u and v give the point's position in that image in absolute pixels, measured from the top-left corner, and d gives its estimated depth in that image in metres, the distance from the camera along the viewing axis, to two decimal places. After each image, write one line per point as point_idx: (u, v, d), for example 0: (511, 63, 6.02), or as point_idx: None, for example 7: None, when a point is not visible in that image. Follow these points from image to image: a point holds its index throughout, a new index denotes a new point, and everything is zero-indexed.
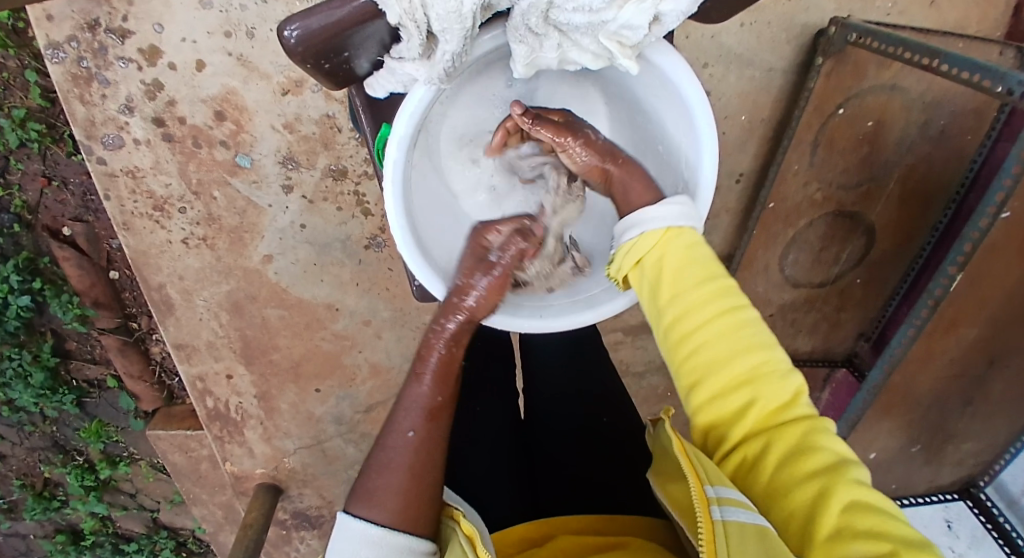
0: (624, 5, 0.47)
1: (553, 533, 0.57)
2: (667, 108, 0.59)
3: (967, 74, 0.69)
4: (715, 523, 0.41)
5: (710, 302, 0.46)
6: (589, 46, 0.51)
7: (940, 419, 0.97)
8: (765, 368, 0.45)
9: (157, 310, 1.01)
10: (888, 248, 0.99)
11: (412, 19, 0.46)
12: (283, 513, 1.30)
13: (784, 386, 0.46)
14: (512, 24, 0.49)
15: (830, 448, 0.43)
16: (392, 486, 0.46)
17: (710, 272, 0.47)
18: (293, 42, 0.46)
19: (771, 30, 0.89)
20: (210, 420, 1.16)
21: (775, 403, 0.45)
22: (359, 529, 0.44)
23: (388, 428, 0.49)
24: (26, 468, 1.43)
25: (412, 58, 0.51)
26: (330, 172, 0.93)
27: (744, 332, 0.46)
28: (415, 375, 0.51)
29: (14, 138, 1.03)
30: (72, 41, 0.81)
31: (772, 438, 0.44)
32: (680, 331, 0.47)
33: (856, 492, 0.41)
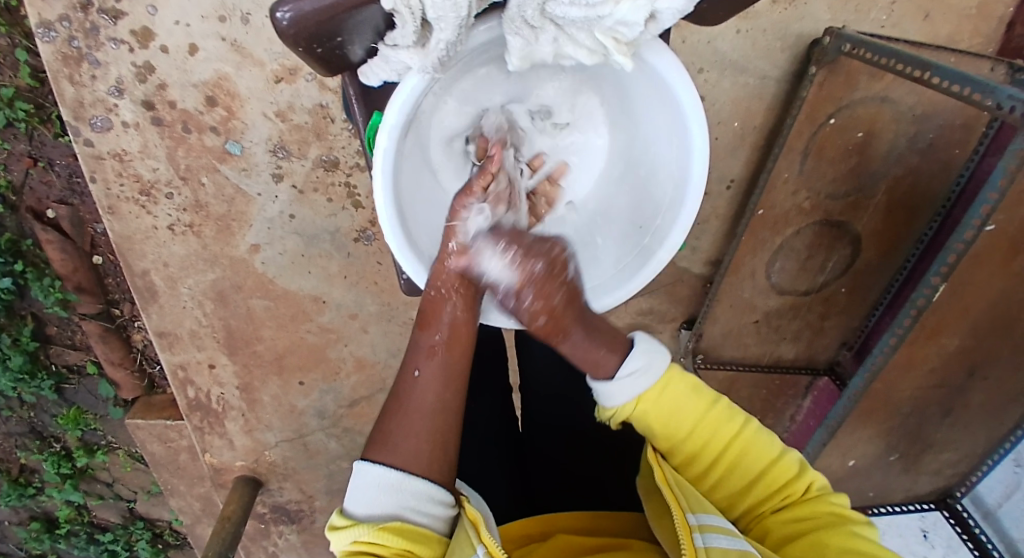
0: (622, 0, 0.46)
1: (552, 530, 0.56)
2: (661, 112, 0.60)
3: (957, 88, 0.70)
4: (698, 549, 0.42)
5: (716, 424, 0.50)
6: (585, 42, 0.51)
7: (918, 428, 0.97)
8: (778, 464, 0.50)
9: (140, 297, 1.00)
10: (872, 257, 1.00)
11: (407, 5, 0.46)
12: (261, 507, 1.29)
13: (796, 476, 0.50)
14: (507, 17, 0.49)
15: (836, 515, 0.48)
16: (401, 427, 0.47)
17: (706, 397, 0.51)
18: (285, 24, 0.46)
19: (766, 38, 0.89)
20: (191, 410, 1.14)
21: (781, 483, 0.50)
22: (377, 475, 0.44)
23: (398, 377, 0.49)
24: (2, 454, 1.40)
25: (406, 45, 0.50)
26: (322, 163, 0.92)
27: (750, 433, 0.51)
28: (418, 326, 0.50)
29: (1, 117, 1.01)
30: (63, 20, 0.80)
31: (789, 517, 0.49)
32: (693, 453, 0.50)
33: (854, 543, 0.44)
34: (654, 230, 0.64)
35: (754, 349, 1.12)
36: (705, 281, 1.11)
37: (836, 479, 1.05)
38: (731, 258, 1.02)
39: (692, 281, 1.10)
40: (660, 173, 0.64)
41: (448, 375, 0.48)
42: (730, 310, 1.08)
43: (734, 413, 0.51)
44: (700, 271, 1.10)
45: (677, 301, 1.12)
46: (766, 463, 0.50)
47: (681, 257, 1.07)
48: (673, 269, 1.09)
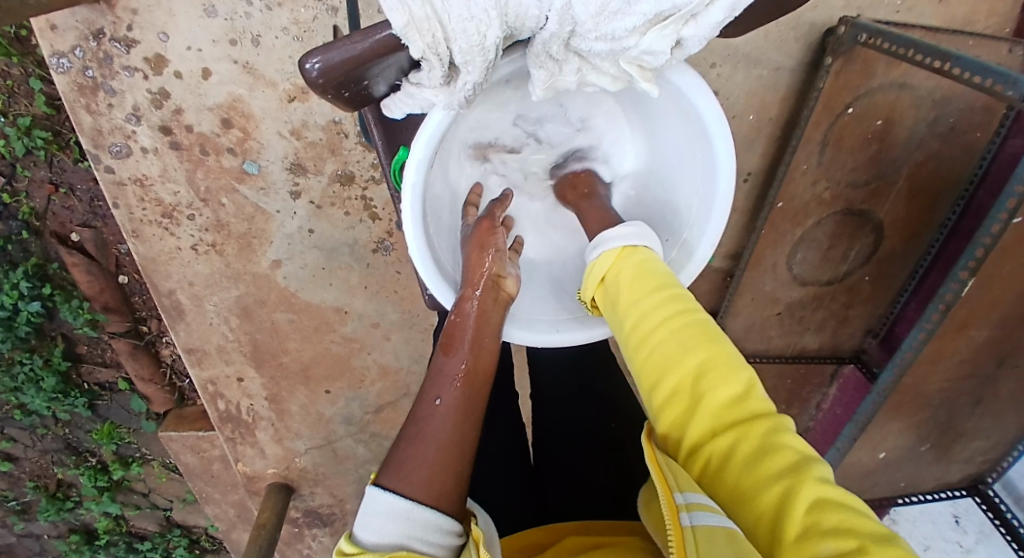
0: (647, 31, 0.46)
1: (560, 537, 0.56)
2: (687, 132, 0.60)
3: (980, 79, 0.69)
4: (684, 529, 0.38)
5: (660, 303, 0.47)
6: (609, 70, 0.50)
7: (950, 418, 0.97)
8: (719, 364, 0.42)
9: (167, 316, 1.02)
10: (897, 243, 0.99)
11: (435, 52, 0.45)
12: (295, 512, 1.32)
13: (742, 385, 0.41)
14: (532, 51, 0.49)
15: (791, 446, 0.37)
16: (421, 456, 0.42)
17: (659, 284, 0.48)
18: (314, 74, 0.46)
19: (779, 29, 0.88)
20: (222, 422, 1.17)
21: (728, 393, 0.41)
22: (385, 502, 0.39)
23: (416, 404, 0.46)
24: (39, 470, 1.45)
25: (432, 86, 0.49)
26: (337, 178, 0.93)
27: (697, 329, 0.44)
28: (442, 351, 0.49)
29: (21, 147, 1.03)
30: (76, 51, 0.80)
31: (728, 431, 0.39)
32: (640, 337, 0.46)
33: (820, 486, 0.34)
34: (681, 242, 0.63)
35: (778, 340, 1.11)
36: (726, 275, 1.10)
37: (867, 470, 1.04)
38: (751, 253, 1.01)
39: (710, 274, 1.10)
40: (684, 186, 0.64)
41: (471, 401, 0.46)
42: (752, 303, 1.07)
43: (688, 303, 0.46)
44: (720, 264, 1.09)
45: (698, 297, 1.12)
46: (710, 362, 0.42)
47: None
48: None
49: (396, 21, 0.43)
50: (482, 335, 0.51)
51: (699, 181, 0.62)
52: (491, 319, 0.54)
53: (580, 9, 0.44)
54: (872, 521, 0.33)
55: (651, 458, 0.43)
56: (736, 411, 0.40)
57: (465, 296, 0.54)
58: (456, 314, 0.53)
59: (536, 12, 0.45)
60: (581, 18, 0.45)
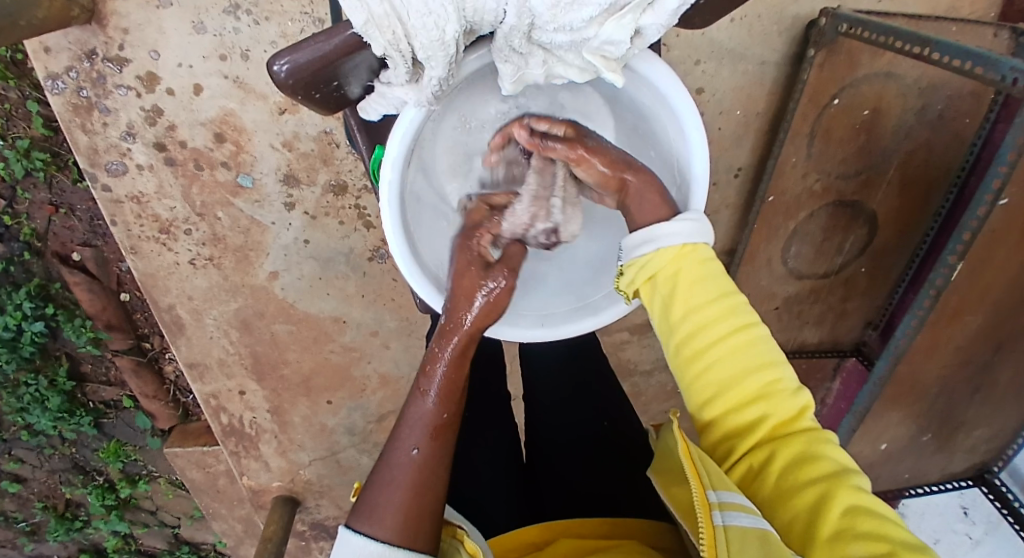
0: (605, 21, 0.47)
1: (554, 538, 0.56)
2: (662, 128, 0.60)
3: (960, 63, 0.69)
4: (717, 528, 0.41)
5: (717, 320, 0.47)
6: (574, 62, 0.52)
7: (950, 408, 0.96)
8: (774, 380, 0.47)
9: (168, 331, 1.03)
10: (890, 235, 0.99)
11: (396, 49, 0.47)
12: (301, 525, 1.32)
13: (793, 399, 0.47)
14: (495, 46, 0.50)
15: (834, 459, 0.45)
16: (393, 503, 0.44)
17: (723, 289, 0.48)
18: (282, 75, 0.48)
19: (762, 24, 0.89)
20: (225, 436, 1.17)
21: (779, 412, 0.47)
22: (361, 547, 0.42)
23: (389, 448, 0.47)
24: (47, 491, 1.45)
25: (400, 83, 0.51)
26: (330, 188, 0.94)
27: (756, 344, 0.48)
28: (419, 390, 0.49)
29: (20, 168, 1.05)
30: (71, 71, 0.82)
31: (781, 448, 0.46)
32: (700, 351, 0.47)
33: (857, 497, 0.42)
34: None
35: (778, 336, 1.11)
36: (723, 272, 1.11)
37: (869, 463, 1.03)
38: (746, 248, 1.01)
39: None
40: (664, 173, 0.63)
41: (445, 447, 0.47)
42: (750, 299, 1.07)
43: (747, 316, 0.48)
44: None
45: None
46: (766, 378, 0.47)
47: None
48: None
49: (356, 20, 0.44)
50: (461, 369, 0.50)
51: (676, 167, 0.61)
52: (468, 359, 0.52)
53: (538, 2, 0.45)
54: (901, 529, 0.41)
55: (686, 455, 0.46)
56: (784, 422, 0.47)
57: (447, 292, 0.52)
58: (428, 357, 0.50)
59: (494, 5, 0.46)
60: (539, 10, 0.46)
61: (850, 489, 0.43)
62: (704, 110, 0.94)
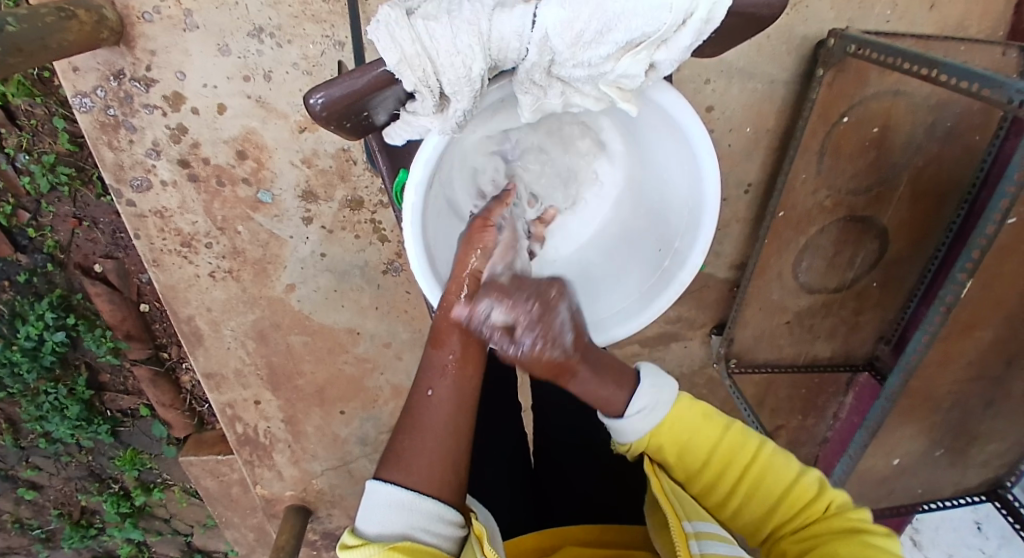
0: (622, 57, 0.50)
1: (560, 543, 0.57)
2: (676, 159, 0.62)
3: (967, 84, 0.70)
4: (692, 553, 0.44)
5: (704, 434, 0.52)
6: (591, 92, 0.54)
7: (961, 422, 0.96)
8: (785, 477, 0.51)
9: (187, 341, 1.05)
10: (903, 248, 1.00)
11: (426, 85, 0.50)
12: (313, 534, 1.34)
13: (806, 482, 0.50)
14: (517, 79, 0.52)
15: (851, 523, 0.47)
16: (418, 448, 0.45)
17: (709, 418, 0.53)
18: (318, 108, 0.50)
19: (772, 43, 0.90)
20: (241, 444, 1.19)
21: (795, 490, 0.50)
22: (390, 493, 0.43)
23: (411, 395, 0.49)
24: (63, 498, 1.48)
25: (426, 114, 0.53)
26: (347, 203, 0.97)
27: (744, 440, 0.52)
28: (432, 345, 0.50)
29: (45, 183, 1.09)
30: (98, 91, 0.85)
31: (807, 531, 0.48)
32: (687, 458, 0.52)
33: (872, 551, 0.44)
34: (674, 252, 0.65)
35: (788, 349, 1.11)
36: (732, 286, 1.12)
37: (879, 478, 1.03)
38: (756, 262, 1.01)
39: (718, 285, 1.11)
40: (674, 195, 0.65)
41: (462, 387, 0.49)
42: (760, 313, 1.07)
43: (746, 434, 0.53)
44: (725, 275, 1.11)
45: (706, 307, 1.13)
46: (774, 478, 0.51)
47: (704, 263, 1.09)
48: (697, 276, 1.10)
49: (389, 59, 0.48)
50: (469, 327, 0.51)
51: (687, 191, 0.63)
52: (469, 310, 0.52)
53: (557, 41, 0.48)
54: None
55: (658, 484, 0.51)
56: (799, 501, 0.49)
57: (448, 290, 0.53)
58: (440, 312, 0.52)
59: (517, 44, 0.49)
60: (559, 49, 0.48)
61: (863, 548, 0.44)
62: (713, 126, 0.96)
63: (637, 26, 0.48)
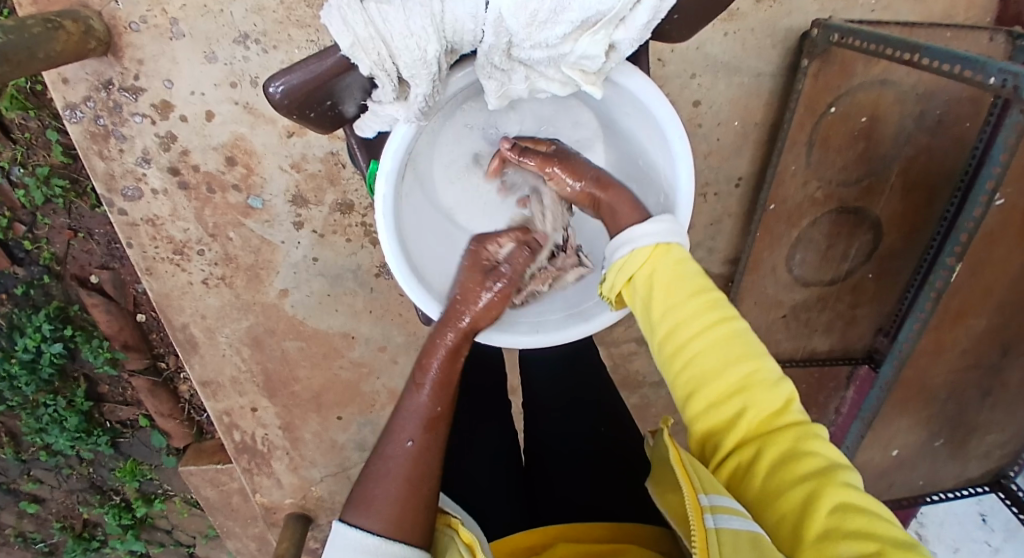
0: (579, 37, 0.50)
1: (552, 542, 0.56)
2: (650, 141, 0.62)
3: (949, 66, 0.71)
4: (709, 531, 0.41)
5: (697, 316, 0.46)
6: (554, 76, 0.54)
7: (959, 411, 0.95)
8: (754, 369, 0.45)
9: (182, 349, 1.06)
10: (896, 238, 1.00)
11: (382, 69, 0.50)
12: (314, 542, 1.34)
13: (775, 391, 0.45)
14: (478, 64, 0.53)
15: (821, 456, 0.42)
16: (387, 494, 0.46)
17: (697, 284, 0.47)
18: (279, 96, 0.52)
19: (755, 36, 0.91)
20: (238, 453, 1.19)
21: (762, 404, 0.44)
22: (352, 537, 0.44)
23: (385, 440, 0.49)
24: (65, 511, 1.48)
25: (389, 101, 0.54)
26: (337, 207, 0.97)
27: (731, 333, 0.46)
28: (414, 385, 0.52)
29: (40, 195, 1.09)
30: (88, 101, 0.86)
31: (763, 444, 0.44)
32: (675, 334, 0.46)
33: (846, 494, 0.39)
34: None
35: (787, 344, 1.10)
36: (727, 281, 1.11)
37: (880, 471, 1.02)
38: (749, 256, 1.01)
39: (712, 281, 1.11)
40: (652, 179, 0.64)
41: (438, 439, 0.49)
42: (755, 308, 1.06)
43: (725, 307, 0.47)
44: (719, 271, 1.10)
45: None
46: (740, 366, 0.45)
47: (698, 260, 1.08)
48: None
49: (343, 43, 0.49)
50: (456, 361, 0.54)
51: (663, 173, 0.62)
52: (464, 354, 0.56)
53: (512, 21, 0.48)
54: (893, 528, 0.38)
55: (677, 462, 0.46)
56: (765, 413, 0.44)
57: (439, 334, 0.55)
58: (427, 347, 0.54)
59: (472, 26, 0.49)
60: (514, 29, 0.49)
61: (835, 486, 0.40)
62: (700, 121, 0.96)
63: (590, 5, 0.48)
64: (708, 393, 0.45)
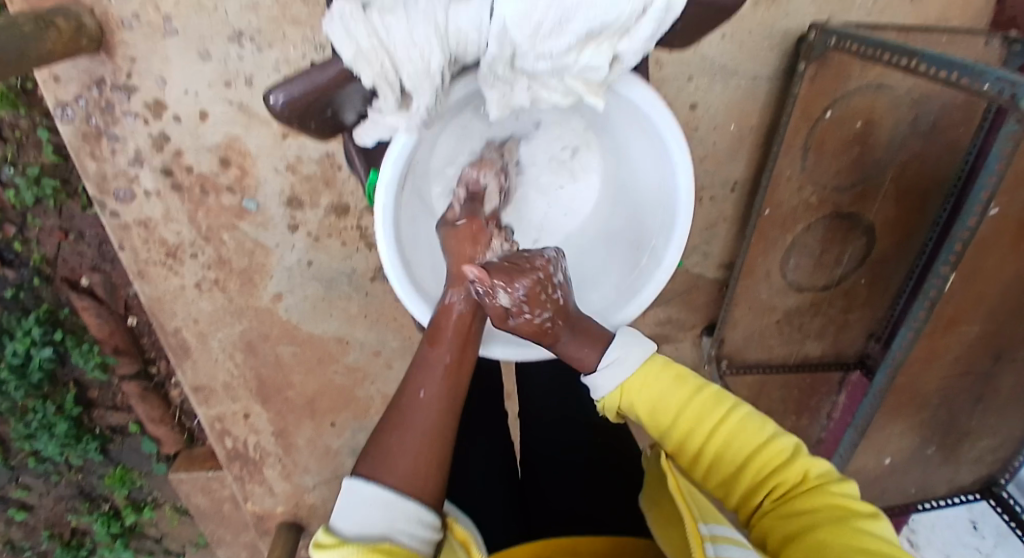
0: (585, 48, 0.50)
1: (548, 553, 0.54)
2: (650, 152, 0.62)
3: (946, 73, 0.70)
4: (709, 556, 0.41)
5: (700, 411, 0.51)
6: (557, 86, 0.53)
7: (951, 419, 0.95)
8: (769, 448, 0.49)
9: (174, 354, 1.04)
10: (888, 246, 0.99)
11: (384, 80, 0.50)
12: (306, 549, 1.31)
13: (792, 461, 0.49)
14: (481, 75, 0.52)
15: (842, 507, 0.44)
16: (403, 448, 0.43)
17: (690, 385, 0.52)
18: (278, 106, 0.52)
19: (752, 38, 0.89)
20: (231, 459, 1.17)
21: (782, 474, 0.48)
22: (369, 494, 0.40)
23: (400, 393, 0.47)
24: (54, 519, 1.45)
25: (391, 112, 0.53)
26: (333, 210, 0.96)
27: (740, 417, 0.51)
28: (429, 342, 0.50)
29: (30, 196, 1.07)
30: (80, 100, 0.84)
31: (786, 508, 0.46)
32: (683, 437, 0.51)
33: (857, 537, 0.41)
34: (651, 250, 0.65)
35: (780, 349, 1.10)
36: (722, 286, 1.11)
37: (872, 478, 1.01)
38: (744, 261, 1.00)
39: (708, 286, 1.10)
40: (652, 190, 0.65)
41: (455, 395, 0.47)
42: (749, 313, 1.06)
43: (723, 397, 0.52)
44: (716, 276, 1.10)
45: (697, 310, 1.12)
46: (753, 449, 0.49)
47: (694, 264, 1.08)
48: (687, 277, 1.09)
49: (345, 53, 0.49)
50: (472, 328, 0.52)
51: (663, 184, 0.63)
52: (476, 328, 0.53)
53: (516, 32, 0.48)
54: None
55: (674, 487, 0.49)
56: (785, 484, 0.48)
57: (452, 293, 0.53)
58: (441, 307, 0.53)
59: (475, 37, 0.49)
60: (518, 40, 0.48)
61: (854, 535, 0.41)
62: (697, 125, 0.95)
63: (597, 16, 0.48)
64: (734, 477, 0.50)
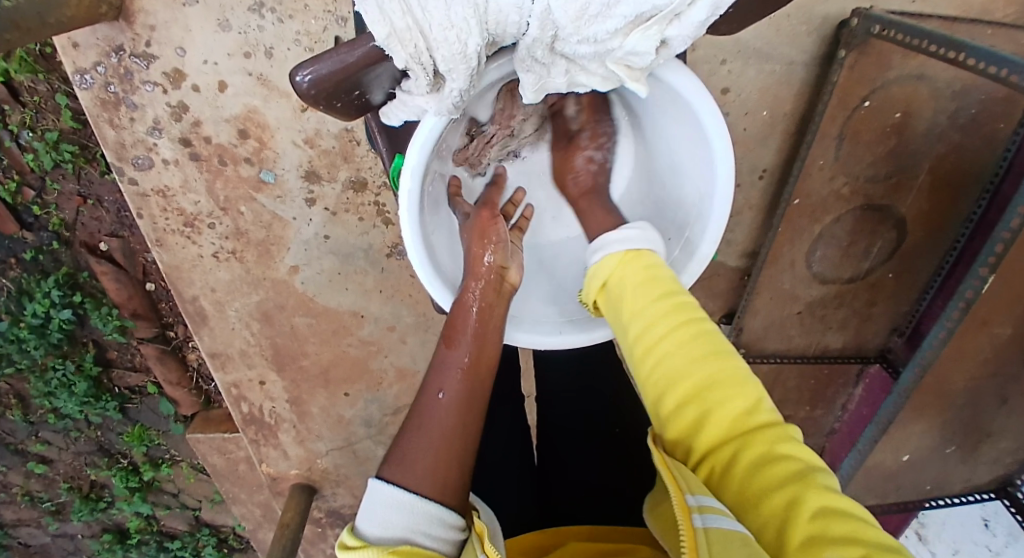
0: (630, 33, 0.47)
1: (564, 541, 0.56)
2: (689, 142, 0.61)
3: (993, 70, 0.68)
4: (699, 531, 0.37)
5: (666, 311, 0.46)
6: (597, 71, 0.52)
7: (974, 418, 0.94)
8: (724, 364, 0.44)
9: (192, 321, 1.05)
10: (921, 238, 0.96)
11: (418, 62, 0.47)
12: (317, 512, 1.33)
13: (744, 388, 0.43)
14: (518, 57, 0.50)
15: (799, 456, 0.39)
16: (422, 450, 0.43)
17: (665, 286, 0.49)
18: (305, 85, 0.49)
19: (791, 22, 0.87)
20: (246, 424, 1.20)
21: (731, 401, 0.42)
22: (388, 494, 0.40)
23: (419, 398, 0.47)
24: (73, 472, 1.50)
25: (421, 94, 0.51)
26: (350, 184, 0.95)
27: (704, 331, 0.46)
28: (446, 344, 0.50)
29: (49, 160, 1.08)
30: (98, 67, 0.84)
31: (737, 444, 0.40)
32: (644, 335, 0.46)
33: (825, 496, 0.35)
34: (683, 242, 0.63)
35: (799, 340, 1.08)
36: (744, 274, 1.09)
37: (889, 473, 1.02)
38: (768, 250, 0.99)
39: (728, 273, 1.09)
40: (688, 180, 0.64)
41: (473, 395, 0.47)
42: (770, 302, 1.04)
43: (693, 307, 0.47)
44: (737, 264, 1.08)
45: (716, 296, 1.11)
46: (711, 362, 0.44)
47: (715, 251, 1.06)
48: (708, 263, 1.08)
49: (378, 34, 0.46)
50: (489, 326, 0.52)
51: (700, 174, 0.62)
52: (494, 322, 0.53)
53: (560, 14, 0.45)
54: (878, 532, 0.34)
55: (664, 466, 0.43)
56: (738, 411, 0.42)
57: (469, 285, 0.54)
58: (458, 304, 0.53)
59: (517, 18, 0.45)
60: (562, 23, 0.45)
61: (817, 488, 0.36)
62: (728, 109, 0.93)
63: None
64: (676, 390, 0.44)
